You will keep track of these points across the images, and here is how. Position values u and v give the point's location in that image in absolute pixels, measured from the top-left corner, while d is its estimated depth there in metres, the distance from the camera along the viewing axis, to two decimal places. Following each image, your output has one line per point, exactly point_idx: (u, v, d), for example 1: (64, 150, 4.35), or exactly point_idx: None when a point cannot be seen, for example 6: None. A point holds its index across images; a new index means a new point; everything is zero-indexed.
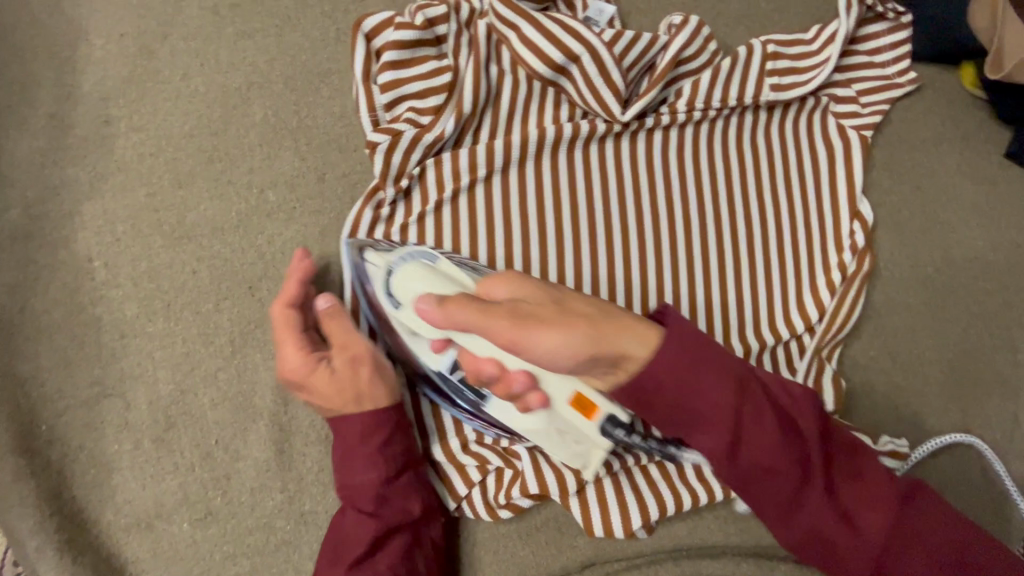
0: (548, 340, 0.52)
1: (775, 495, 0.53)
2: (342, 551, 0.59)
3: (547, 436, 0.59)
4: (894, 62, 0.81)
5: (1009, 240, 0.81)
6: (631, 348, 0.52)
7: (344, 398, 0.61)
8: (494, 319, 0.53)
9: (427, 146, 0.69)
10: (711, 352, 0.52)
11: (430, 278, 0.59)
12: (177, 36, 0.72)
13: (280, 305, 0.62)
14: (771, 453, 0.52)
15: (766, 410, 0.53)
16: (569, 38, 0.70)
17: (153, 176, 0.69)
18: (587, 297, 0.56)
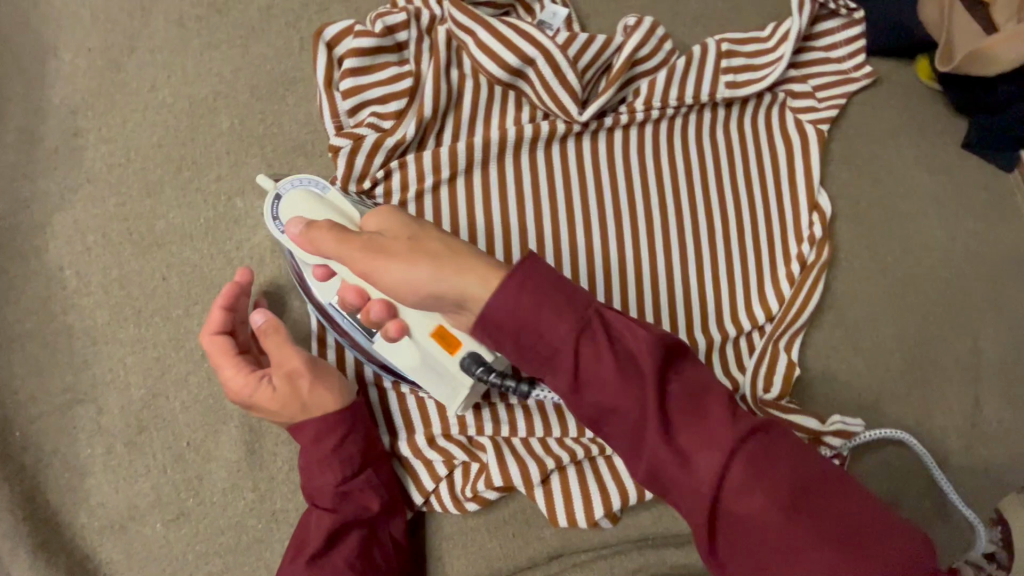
0: (392, 272, 0.55)
1: (625, 437, 0.50)
2: (300, 547, 0.61)
3: (413, 367, 0.61)
4: (851, 57, 0.82)
5: (966, 229, 0.83)
6: (472, 287, 0.53)
7: (288, 412, 0.62)
8: (349, 246, 0.57)
9: (389, 150, 0.71)
10: (547, 285, 0.51)
11: (315, 208, 0.63)
12: (145, 49, 0.73)
13: (208, 335, 0.63)
14: (606, 388, 0.49)
15: (603, 346, 0.50)
16: (523, 42, 0.71)
17: (123, 186, 0.71)
18: (447, 236, 0.57)
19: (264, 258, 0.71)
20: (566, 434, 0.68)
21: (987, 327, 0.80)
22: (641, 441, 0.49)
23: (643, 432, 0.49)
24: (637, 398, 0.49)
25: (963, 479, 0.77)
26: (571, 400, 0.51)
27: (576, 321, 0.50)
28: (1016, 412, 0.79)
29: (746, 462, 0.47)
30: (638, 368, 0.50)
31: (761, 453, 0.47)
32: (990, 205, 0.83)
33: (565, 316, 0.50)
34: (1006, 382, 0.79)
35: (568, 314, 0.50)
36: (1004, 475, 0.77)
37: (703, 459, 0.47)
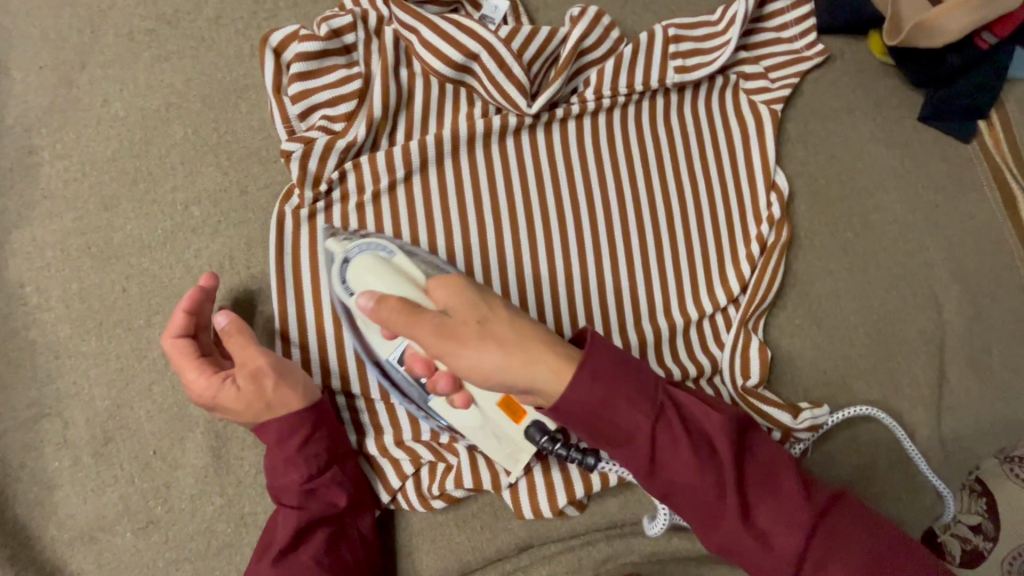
0: (465, 359, 0.56)
1: (695, 507, 0.56)
2: (268, 545, 0.62)
3: (478, 433, 0.63)
4: (801, 36, 0.83)
5: (927, 201, 0.83)
6: (540, 378, 0.55)
7: (252, 412, 0.62)
8: (421, 329, 0.56)
9: (341, 152, 0.72)
10: (626, 379, 0.55)
11: (378, 274, 0.62)
12: (96, 64, 0.74)
13: (171, 338, 0.64)
14: (686, 472, 0.55)
15: (680, 433, 0.55)
16: (466, 37, 0.72)
17: (79, 201, 0.71)
18: (514, 317, 0.58)
19: (224, 265, 0.72)
20: None
21: (951, 297, 0.80)
22: (718, 517, 0.55)
23: (721, 509, 0.55)
24: (714, 480, 0.55)
25: (932, 451, 0.78)
26: (651, 481, 0.56)
27: (654, 412, 0.55)
28: (982, 380, 0.79)
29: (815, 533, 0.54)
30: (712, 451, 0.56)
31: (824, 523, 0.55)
32: (949, 175, 0.84)
33: (645, 407, 0.55)
34: (971, 351, 0.80)
35: (647, 406, 0.55)
36: (972, 443, 0.78)
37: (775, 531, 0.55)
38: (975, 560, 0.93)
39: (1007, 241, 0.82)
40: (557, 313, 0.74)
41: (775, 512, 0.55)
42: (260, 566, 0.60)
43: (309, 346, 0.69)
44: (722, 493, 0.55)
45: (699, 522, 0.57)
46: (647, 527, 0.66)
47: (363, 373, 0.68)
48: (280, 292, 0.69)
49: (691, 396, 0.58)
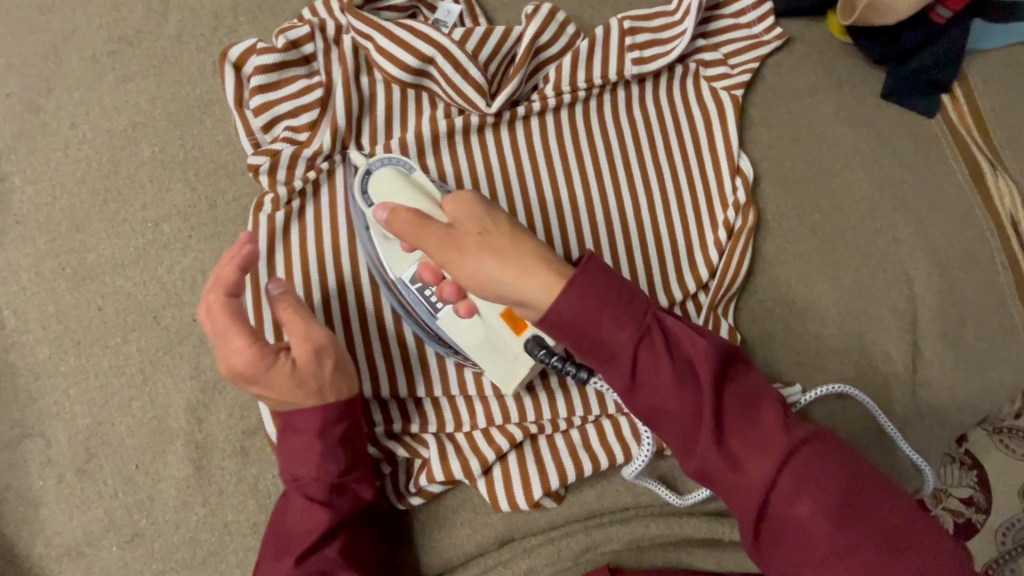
0: (462, 269, 0.57)
1: (673, 429, 0.55)
2: (290, 542, 0.61)
3: (478, 346, 0.63)
4: (759, 21, 0.83)
5: (893, 178, 0.83)
6: (530, 291, 0.55)
7: (306, 389, 0.60)
8: (425, 238, 0.57)
9: (306, 161, 0.72)
10: (612, 298, 0.54)
11: (397, 189, 0.64)
12: (61, 89, 0.75)
13: (220, 296, 0.59)
14: (664, 391, 0.54)
15: (661, 354, 0.54)
16: (421, 42, 0.72)
17: (52, 224, 0.73)
18: (516, 233, 0.58)
19: (196, 279, 0.73)
20: (507, 420, 0.69)
21: (921, 272, 0.81)
22: (694, 440, 0.54)
23: (697, 431, 0.54)
24: (692, 403, 0.54)
25: (907, 425, 0.78)
26: (628, 400, 0.56)
27: (638, 331, 0.54)
28: (956, 352, 0.79)
29: (795, 467, 0.51)
30: (694, 373, 0.54)
31: (806, 459, 0.52)
32: (914, 151, 0.84)
33: (628, 325, 0.54)
34: (943, 324, 0.80)
35: (631, 324, 0.54)
36: (948, 415, 0.79)
37: (752, 462, 0.52)
38: (969, 533, 0.92)
39: (976, 213, 0.83)
40: None
41: (754, 440, 0.53)
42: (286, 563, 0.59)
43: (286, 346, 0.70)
44: (700, 416, 0.54)
45: (674, 444, 0.56)
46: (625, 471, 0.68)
47: None
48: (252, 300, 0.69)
49: (680, 323, 0.56)
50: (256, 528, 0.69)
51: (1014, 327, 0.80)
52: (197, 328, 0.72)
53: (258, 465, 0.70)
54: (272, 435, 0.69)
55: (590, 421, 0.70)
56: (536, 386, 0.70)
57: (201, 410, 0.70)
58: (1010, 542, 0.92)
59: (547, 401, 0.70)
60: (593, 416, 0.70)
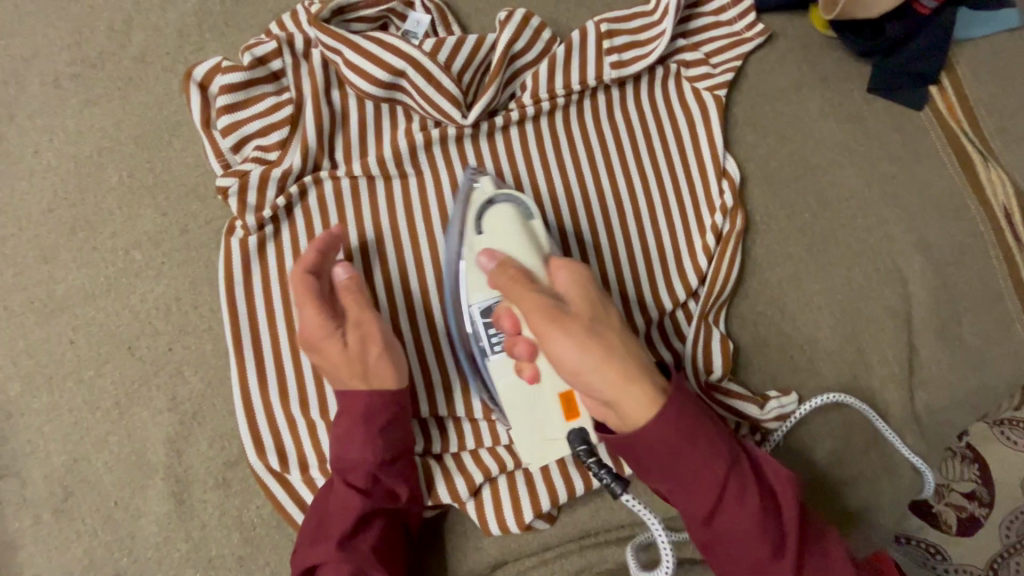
0: (559, 352, 0.54)
1: (743, 562, 0.56)
2: (325, 527, 0.60)
3: (522, 413, 0.61)
4: (740, 18, 0.81)
5: (882, 173, 0.81)
6: (628, 400, 0.53)
7: (352, 371, 0.62)
8: (530, 302, 0.55)
9: (277, 181, 0.70)
10: (708, 430, 0.55)
11: (506, 235, 0.62)
12: (24, 115, 0.73)
13: (299, 271, 0.63)
14: (748, 524, 0.55)
15: (749, 486, 0.56)
16: (390, 54, 0.70)
17: (19, 255, 0.70)
18: (626, 336, 0.56)
19: (170, 307, 0.71)
20: (497, 441, 0.68)
21: (915, 269, 0.79)
22: (768, 573, 0.56)
23: (773, 566, 0.56)
24: (770, 538, 0.55)
25: (906, 428, 0.77)
26: (705, 529, 0.56)
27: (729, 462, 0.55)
28: (952, 350, 0.78)
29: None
30: (775, 505, 0.56)
31: None
32: (903, 145, 0.82)
33: (721, 457, 0.55)
34: (939, 322, 0.78)
35: (724, 457, 0.55)
36: (946, 415, 0.77)
37: None
38: (972, 529, 0.89)
39: (968, 207, 0.81)
40: None
41: (823, 573, 0.56)
42: (320, 548, 0.59)
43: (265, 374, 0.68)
44: (778, 549, 0.55)
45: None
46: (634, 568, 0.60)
47: (322, 397, 0.69)
48: (231, 323, 0.69)
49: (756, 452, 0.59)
50: (241, 562, 0.67)
51: (1011, 322, 0.79)
52: (172, 358, 0.70)
53: (241, 497, 0.68)
54: (254, 465, 0.67)
55: None
56: None
57: (180, 442, 0.68)
58: (1014, 535, 0.89)
59: None
60: None
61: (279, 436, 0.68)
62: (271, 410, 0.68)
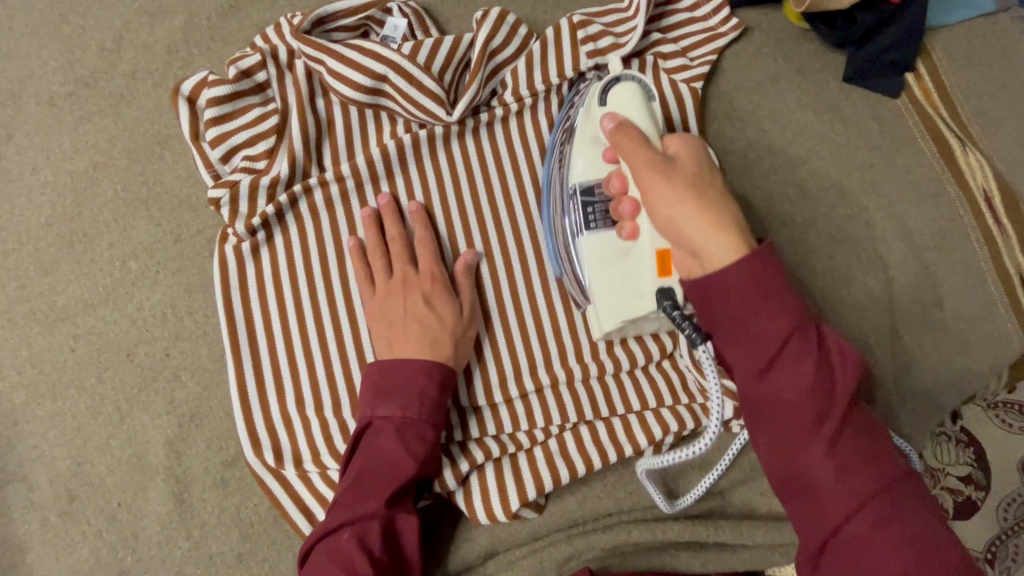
0: (659, 198, 0.55)
1: (780, 424, 0.51)
2: (375, 486, 0.62)
3: (612, 267, 0.64)
4: (715, 12, 0.82)
5: (861, 161, 0.82)
6: (713, 247, 0.53)
7: (456, 329, 0.68)
8: (640, 154, 0.57)
9: (267, 189, 0.73)
10: (781, 289, 0.52)
11: (630, 106, 0.63)
12: (21, 135, 0.76)
13: (399, 241, 0.72)
14: (798, 382, 0.50)
15: (812, 351, 0.51)
16: (370, 61, 0.71)
17: (20, 269, 0.73)
18: (726, 197, 0.56)
19: (166, 314, 0.73)
20: (485, 433, 0.70)
21: (895, 255, 0.80)
22: (803, 441, 0.50)
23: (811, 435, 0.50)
24: (820, 403, 0.50)
25: (889, 411, 0.78)
26: (752, 383, 0.52)
27: (796, 320, 0.52)
28: (934, 334, 0.79)
29: (888, 502, 0.49)
30: (834, 380, 0.51)
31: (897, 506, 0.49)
32: (881, 133, 0.83)
33: (789, 312, 0.52)
34: (920, 306, 0.79)
35: (791, 315, 0.51)
36: (929, 398, 0.78)
37: (854, 481, 0.49)
38: (968, 513, 0.87)
39: (948, 191, 0.81)
40: (503, 320, 0.72)
41: (863, 461, 0.50)
42: (372, 505, 0.61)
43: (264, 371, 0.71)
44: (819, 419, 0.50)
45: (776, 441, 0.52)
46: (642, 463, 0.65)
47: (318, 396, 0.71)
48: (227, 325, 0.71)
49: (835, 336, 0.54)
50: (241, 558, 0.69)
51: (994, 305, 0.79)
52: (169, 363, 0.72)
53: (239, 495, 0.70)
54: (252, 462, 0.69)
55: (567, 429, 0.71)
56: (513, 395, 0.71)
57: (179, 444, 0.71)
58: (1012, 518, 0.86)
59: (524, 412, 0.71)
60: (570, 424, 0.71)
61: (275, 434, 0.70)
62: (268, 410, 0.71)
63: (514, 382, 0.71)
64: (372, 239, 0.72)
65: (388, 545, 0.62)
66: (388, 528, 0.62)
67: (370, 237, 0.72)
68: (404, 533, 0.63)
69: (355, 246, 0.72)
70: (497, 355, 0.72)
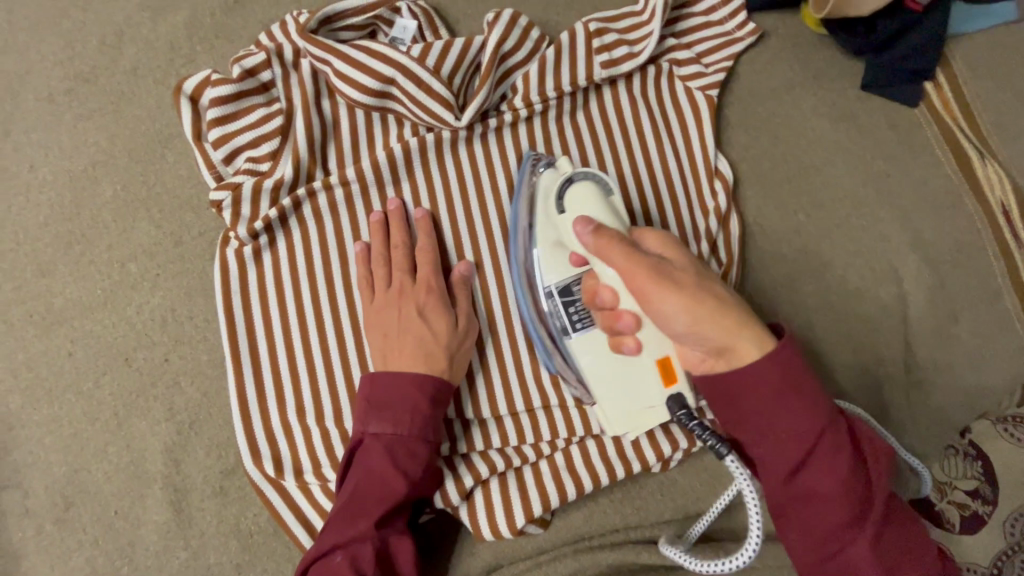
0: (677, 307, 0.53)
1: (822, 524, 0.52)
2: (365, 507, 0.61)
3: (620, 382, 0.63)
4: (731, 16, 0.80)
5: (877, 171, 0.80)
6: (741, 342, 0.53)
7: (451, 342, 0.67)
8: (640, 265, 0.54)
9: (270, 192, 0.71)
10: (810, 385, 0.53)
11: (602, 203, 0.61)
12: (18, 132, 0.74)
13: (400, 250, 0.70)
14: (835, 482, 0.51)
15: (843, 445, 0.52)
16: (378, 63, 0.70)
17: (17, 269, 0.71)
18: (721, 289, 0.56)
19: (165, 318, 0.72)
20: (489, 446, 0.69)
21: (910, 268, 0.79)
22: (843, 538, 0.52)
23: (851, 531, 0.52)
24: (858, 498, 0.52)
25: (901, 428, 0.76)
26: (789, 483, 0.53)
27: (826, 418, 0.52)
28: (948, 350, 0.77)
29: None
30: (865, 469, 0.53)
31: None
32: (898, 143, 0.81)
33: (818, 410, 0.52)
34: (935, 321, 0.78)
35: (821, 412, 0.52)
36: (941, 415, 0.77)
37: (894, 569, 0.52)
38: None
39: (965, 204, 0.80)
40: (509, 331, 0.71)
41: (900, 551, 0.52)
42: (362, 527, 0.60)
43: (265, 380, 0.70)
44: (857, 514, 0.52)
45: (815, 539, 0.53)
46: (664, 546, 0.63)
47: (319, 404, 0.69)
48: (228, 331, 0.70)
49: (852, 421, 0.55)
50: (240, 569, 0.68)
51: (1009, 320, 0.78)
52: (169, 368, 0.71)
53: (239, 504, 0.69)
54: (251, 472, 0.68)
55: (574, 443, 0.69)
56: (518, 407, 0.69)
57: (177, 452, 0.69)
58: None
59: (530, 424, 0.69)
60: (577, 438, 0.69)
61: (275, 443, 0.69)
62: (268, 418, 0.69)
63: (520, 395, 0.70)
64: (376, 246, 0.71)
65: (383, 567, 0.60)
66: (383, 549, 0.61)
67: (376, 241, 0.71)
68: (395, 552, 0.62)
69: (361, 251, 0.71)
70: (501, 368, 0.70)
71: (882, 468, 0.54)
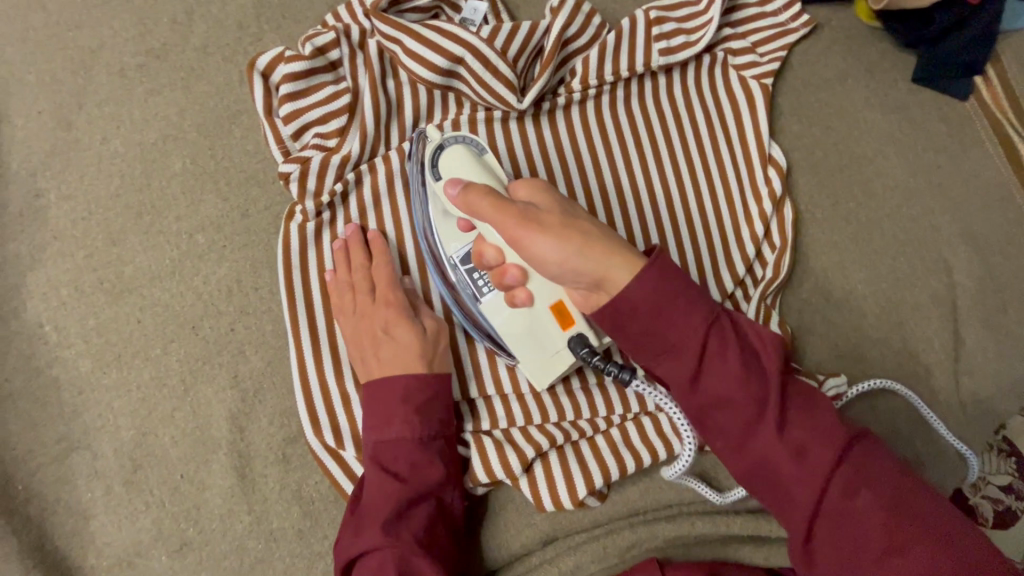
0: (549, 247, 0.54)
1: (728, 425, 0.54)
2: (368, 516, 0.61)
3: (522, 336, 0.63)
4: (786, 8, 0.82)
5: (928, 163, 0.82)
6: (617, 272, 0.54)
7: (426, 351, 0.66)
8: (505, 213, 0.54)
9: (337, 167, 0.72)
10: (686, 290, 0.55)
11: (471, 164, 0.62)
12: (91, 105, 0.76)
13: (361, 269, 0.70)
14: (731, 381, 0.53)
15: (730, 342, 0.54)
16: (449, 42, 0.71)
17: (89, 238, 0.73)
18: (592, 222, 0.57)
19: (231, 289, 0.73)
20: (546, 419, 0.69)
21: (961, 258, 0.80)
22: (753, 434, 0.53)
23: (758, 426, 0.53)
24: (757, 392, 0.53)
25: (952, 416, 0.77)
26: (691, 390, 0.54)
27: (709, 319, 0.55)
28: (998, 339, 0.78)
29: (849, 461, 0.52)
30: (759, 362, 0.54)
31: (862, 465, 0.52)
32: (949, 136, 0.83)
33: (698, 314, 0.54)
34: (984, 311, 0.79)
35: (701, 313, 0.55)
36: (994, 404, 0.77)
37: (814, 453, 0.52)
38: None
39: (1014, 196, 0.81)
40: None
41: (815, 432, 0.53)
42: (366, 538, 0.59)
43: (324, 350, 0.71)
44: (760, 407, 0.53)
45: (729, 440, 0.54)
46: (664, 471, 0.66)
47: None
48: (290, 306, 0.70)
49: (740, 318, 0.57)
50: (301, 535, 0.69)
51: None
52: (234, 337, 0.72)
53: (300, 472, 0.71)
54: (312, 443, 0.69)
55: (629, 419, 0.70)
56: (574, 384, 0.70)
57: (242, 419, 0.71)
58: None
59: (585, 400, 0.70)
60: (631, 415, 0.70)
61: (334, 414, 0.70)
62: (327, 388, 0.70)
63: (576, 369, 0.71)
64: (340, 276, 0.70)
65: None
66: (396, 564, 0.58)
67: (343, 270, 0.70)
68: (413, 565, 0.58)
69: (331, 282, 0.71)
70: None
71: (778, 358, 0.55)
